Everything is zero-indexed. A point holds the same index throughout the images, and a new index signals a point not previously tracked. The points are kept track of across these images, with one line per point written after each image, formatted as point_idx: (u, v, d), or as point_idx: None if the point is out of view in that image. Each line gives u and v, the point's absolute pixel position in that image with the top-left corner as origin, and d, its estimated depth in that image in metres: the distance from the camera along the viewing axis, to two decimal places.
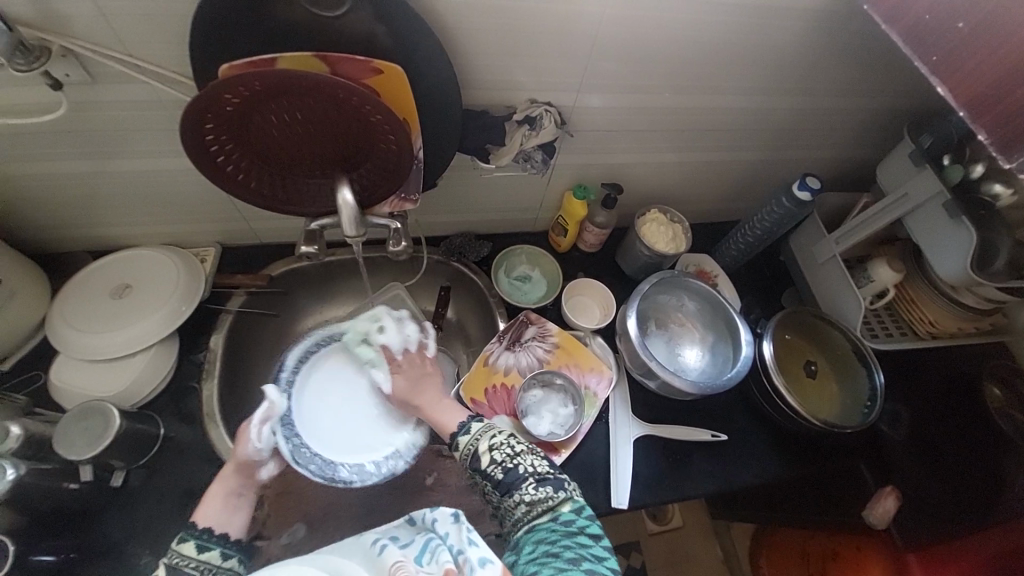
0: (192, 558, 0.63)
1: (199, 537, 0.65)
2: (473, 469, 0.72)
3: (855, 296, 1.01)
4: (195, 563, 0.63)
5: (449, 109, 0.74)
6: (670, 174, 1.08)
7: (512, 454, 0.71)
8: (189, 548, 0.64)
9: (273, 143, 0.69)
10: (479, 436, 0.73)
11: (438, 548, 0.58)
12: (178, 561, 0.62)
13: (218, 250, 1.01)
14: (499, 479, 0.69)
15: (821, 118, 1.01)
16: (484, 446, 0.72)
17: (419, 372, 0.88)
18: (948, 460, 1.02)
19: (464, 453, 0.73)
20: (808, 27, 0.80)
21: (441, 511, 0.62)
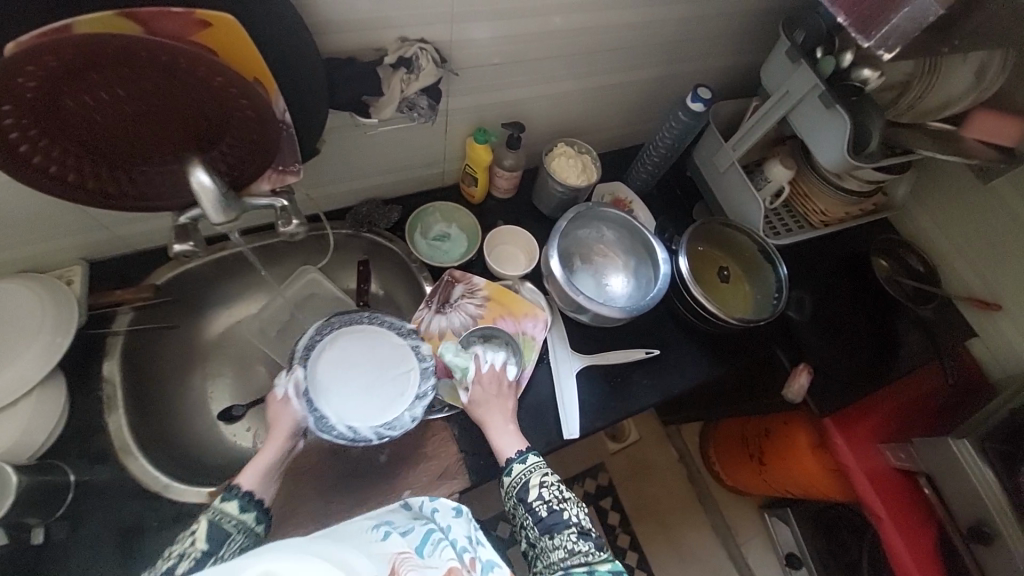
0: (233, 516, 0.69)
1: (244, 499, 0.71)
2: (518, 499, 0.77)
3: (755, 197, 1.07)
4: (235, 522, 0.69)
5: (307, 62, 0.65)
6: (571, 103, 1.05)
7: (559, 499, 0.77)
8: (234, 508, 0.70)
9: (100, 129, 0.58)
10: (532, 473, 0.78)
11: (441, 542, 0.65)
12: (223, 519, 0.69)
13: (84, 267, 0.87)
14: (541, 518, 0.76)
15: (705, 26, 1.01)
16: (537, 483, 0.78)
17: (495, 390, 0.87)
18: (846, 329, 1.14)
19: (513, 482, 0.78)
20: None
21: (442, 505, 0.72)
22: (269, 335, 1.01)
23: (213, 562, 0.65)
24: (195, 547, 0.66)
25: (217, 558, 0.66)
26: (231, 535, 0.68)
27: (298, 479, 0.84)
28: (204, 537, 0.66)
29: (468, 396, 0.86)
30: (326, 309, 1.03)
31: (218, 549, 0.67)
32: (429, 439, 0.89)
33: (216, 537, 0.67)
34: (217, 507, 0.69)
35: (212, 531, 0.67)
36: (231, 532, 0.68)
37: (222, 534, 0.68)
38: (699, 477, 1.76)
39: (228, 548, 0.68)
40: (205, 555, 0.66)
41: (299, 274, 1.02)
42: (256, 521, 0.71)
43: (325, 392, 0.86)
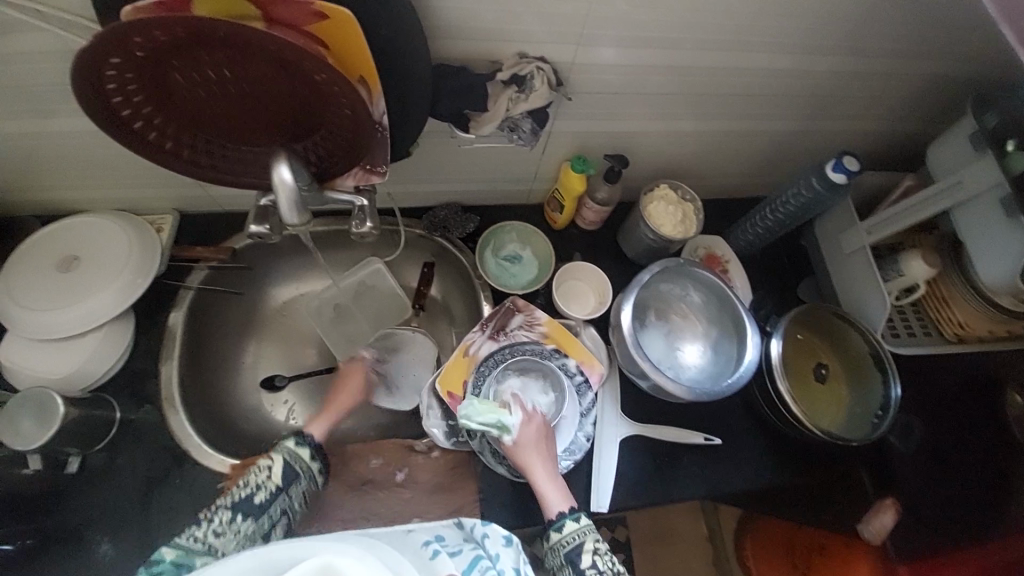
0: (306, 460, 0.76)
1: (315, 448, 0.77)
2: (567, 562, 0.68)
3: (880, 292, 0.91)
4: (304, 465, 0.76)
5: (414, 65, 0.61)
6: (686, 144, 0.94)
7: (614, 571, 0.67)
8: (306, 454, 0.76)
9: (203, 106, 0.58)
10: (585, 537, 0.69)
11: None
12: (295, 461, 0.75)
13: (175, 218, 0.91)
14: None
15: (866, 84, 0.86)
16: (588, 549, 0.68)
17: (536, 437, 0.77)
18: (953, 467, 0.95)
19: (562, 542, 0.69)
20: None
21: (493, 530, 0.63)
22: (325, 315, 1.02)
23: (282, 497, 0.72)
24: (271, 482, 0.72)
25: (286, 493, 0.73)
26: (300, 476, 0.75)
27: None
28: (279, 473, 0.73)
29: (512, 441, 0.76)
30: (384, 303, 1.03)
31: (288, 486, 0.73)
32: (449, 470, 0.85)
33: (288, 474, 0.74)
34: (292, 449, 0.76)
35: (285, 470, 0.74)
36: (300, 474, 0.75)
37: (292, 474, 0.74)
38: (726, 566, 1.60)
39: (294, 489, 0.74)
40: (277, 489, 0.72)
41: (365, 263, 1.00)
42: (319, 466, 0.77)
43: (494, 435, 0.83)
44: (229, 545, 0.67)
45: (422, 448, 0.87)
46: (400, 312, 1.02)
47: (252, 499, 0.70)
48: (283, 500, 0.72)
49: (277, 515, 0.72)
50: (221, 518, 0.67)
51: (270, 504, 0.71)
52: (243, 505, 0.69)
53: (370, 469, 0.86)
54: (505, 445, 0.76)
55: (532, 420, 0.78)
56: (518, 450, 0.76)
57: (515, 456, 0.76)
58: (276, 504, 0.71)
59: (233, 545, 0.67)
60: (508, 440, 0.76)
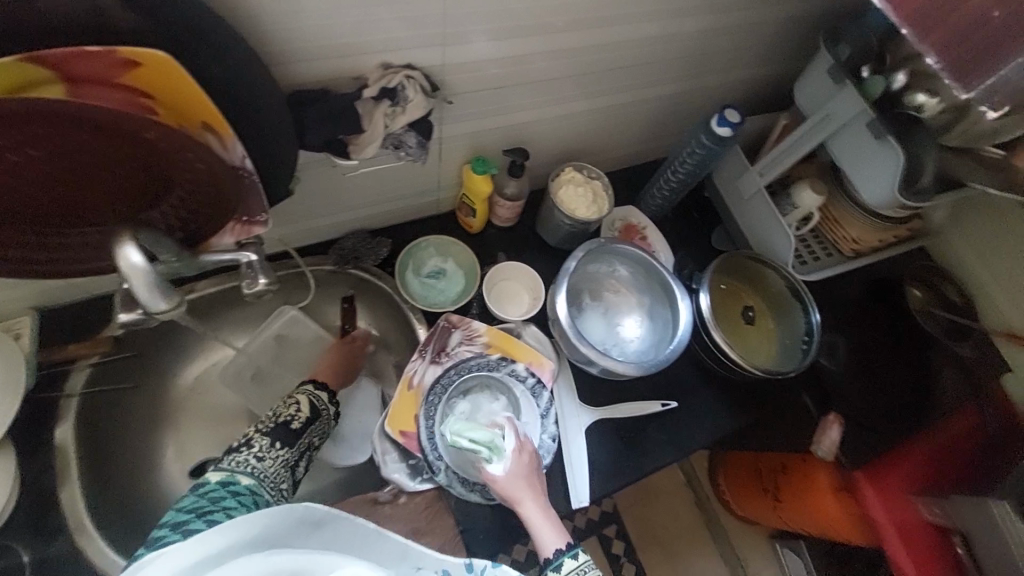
0: (328, 398, 0.80)
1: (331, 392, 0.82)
2: None
3: (784, 228, 0.97)
4: (326, 405, 0.80)
5: (268, 98, 0.55)
6: (580, 123, 0.93)
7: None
8: (325, 395, 0.81)
9: (18, 194, 0.49)
10: (587, 575, 0.64)
11: None
12: (317, 401, 0.79)
13: (36, 317, 0.78)
14: None
15: (730, 36, 0.89)
16: None
17: (527, 465, 0.72)
18: (878, 367, 1.04)
19: None
20: None
21: (504, 573, 0.58)
22: (243, 379, 0.92)
23: (307, 433, 0.75)
24: (301, 414, 0.75)
25: (311, 430, 0.76)
26: (323, 415, 0.78)
27: None
28: (308, 409, 0.76)
29: (502, 472, 0.71)
30: (311, 353, 0.94)
31: (314, 423, 0.76)
32: (421, 512, 0.80)
33: (314, 411, 0.77)
34: (312, 389, 0.80)
35: (310, 408, 0.77)
36: (325, 411, 0.79)
37: (315, 413, 0.77)
38: (709, 504, 1.68)
39: (318, 427, 0.77)
40: (308, 420, 0.76)
41: (279, 313, 0.91)
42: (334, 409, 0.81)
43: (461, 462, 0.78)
44: (270, 470, 0.69)
45: (387, 497, 0.81)
46: None
47: (287, 426, 0.73)
48: (308, 436, 0.75)
49: (307, 447, 0.74)
50: (261, 445, 0.70)
51: (302, 432, 0.74)
52: (279, 433, 0.72)
53: None
54: (492, 477, 0.71)
55: (523, 448, 0.74)
56: (507, 483, 0.70)
57: (504, 489, 0.70)
58: (307, 437, 0.75)
59: (271, 471, 0.69)
60: (497, 470, 0.71)
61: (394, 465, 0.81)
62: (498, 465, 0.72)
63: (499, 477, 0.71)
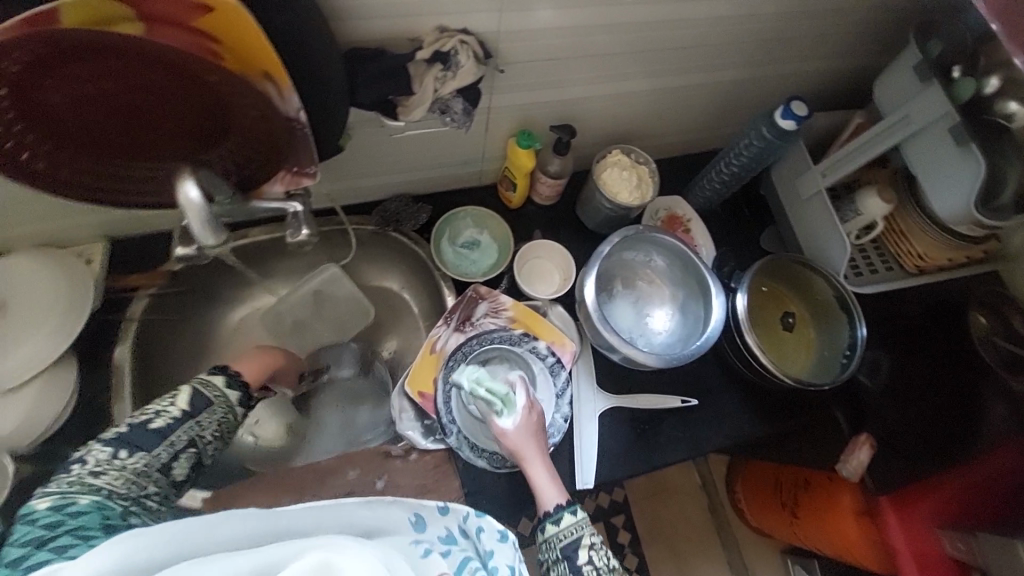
0: (220, 387, 0.73)
1: (230, 376, 0.76)
2: (563, 557, 0.64)
3: (841, 234, 0.91)
4: (219, 392, 0.73)
5: (326, 53, 0.56)
6: (634, 104, 0.90)
7: (610, 569, 0.63)
8: (220, 381, 0.74)
9: (93, 124, 0.53)
10: (582, 531, 0.65)
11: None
12: (205, 388, 0.72)
13: (106, 245, 0.86)
14: None
15: (807, 22, 0.83)
16: (585, 544, 0.64)
17: (536, 423, 0.73)
18: (922, 393, 0.98)
19: (560, 536, 0.65)
20: None
21: (488, 523, 0.63)
22: (282, 325, 0.97)
23: (191, 424, 0.68)
24: (175, 407, 0.67)
25: (196, 420, 0.68)
26: (211, 404, 0.71)
27: (295, 494, 0.81)
28: (185, 401, 0.69)
29: (512, 427, 0.72)
30: (345, 312, 0.97)
31: (199, 412, 0.69)
32: (429, 471, 0.83)
33: (198, 401, 0.70)
34: (201, 378, 0.73)
35: (193, 398, 0.70)
36: (213, 399, 0.71)
37: (201, 401, 0.70)
38: (722, 511, 1.65)
39: (207, 416, 0.70)
40: (183, 414, 0.68)
41: (321, 270, 0.94)
42: (235, 395, 0.75)
43: (470, 423, 0.81)
44: (119, 482, 0.60)
45: (399, 451, 0.84)
46: (362, 324, 0.98)
47: (146, 426, 0.65)
48: (191, 428, 0.67)
49: (186, 441, 0.67)
50: (100, 455, 0.61)
51: (173, 428, 0.66)
52: (132, 437, 0.63)
53: (349, 481, 0.82)
54: (502, 431, 0.71)
55: (533, 407, 0.74)
56: (515, 438, 0.71)
57: (511, 443, 0.71)
58: (180, 432, 0.66)
59: (121, 481, 0.60)
60: (507, 424, 0.72)
61: (410, 425, 0.84)
62: (508, 419, 0.72)
63: (509, 433, 0.71)
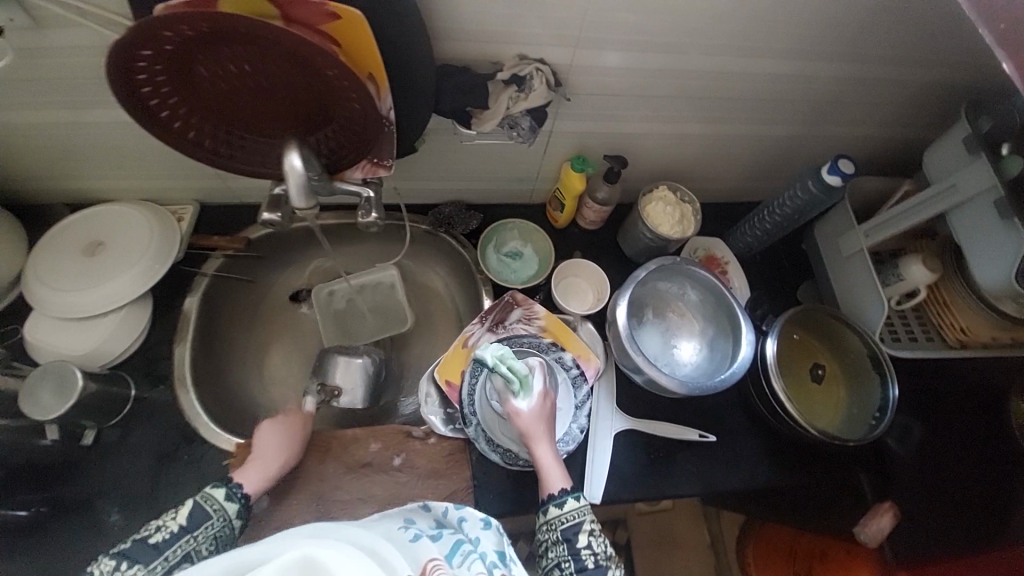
0: (217, 501, 0.72)
1: (230, 487, 0.74)
2: (563, 538, 0.72)
3: (879, 296, 0.92)
4: (217, 506, 0.72)
5: (422, 63, 0.65)
6: (684, 146, 0.96)
7: (606, 556, 0.71)
8: (220, 494, 0.73)
9: (225, 97, 0.62)
10: (584, 517, 0.73)
11: (471, 556, 0.64)
12: (205, 502, 0.72)
13: (196, 209, 0.97)
14: (587, 569, 0.70)
15: (860, 89, 0.88)
16: (585, 529, 0.72)
17: (548, 410, 0.78)
18: (953, 470, 0.95)
19: (563, 518, 0.73)
20: None
21: (470, 515, 0.71)
22: (331, 305, 1.04)
23: (186, 540, 0.69)
24: (173, 522, 0.69)
25: (191, 537, 0.69)
26: (209, 519, 0.71)
27: (317, 458, 0.86)
28: (184, 514, 0.70)
29: (527, 409, 0.76)
30: (388, 309, 1.05)
31: (195, 528, 0.70)
32: (444, 456, 0.87)
33: (196, 516, 0.70)
34: (204, 491, 0.73)
35: (192, 511, 0.70)
36: (211, 516, 0.71)
37: (200, 516, 0.70)
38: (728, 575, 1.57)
39: (203, 532, 0.70)
40: (179, 530, 0.69)
41: (382, 270, 1.03)
42: (237, 512, 0.73)
43: (487, 415, 0.86)
44: None
45: (420, 434, 0.89)
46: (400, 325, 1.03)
47: (146, 541, 0.67)
48: (186, 544, 0.68)
49: (186, 553, 0.68)
50: (103, 569, 0.65)
51: (167, 545, 0.68)
52: (131, 550, 0.66)
53: (369, 452, 0.87)
54: (519, 412, 0.76)
55: (547, 394, 0.79)
56: (528, 420, 0.76)
57: (524, 425, 0.76)
58: (175, 547, 0.68)
59: None
60: (522, 406, 0.76)
61: (433, 411, 0.89)
62: (524, 401, 0.77)
63: (523, 416, 0.76)
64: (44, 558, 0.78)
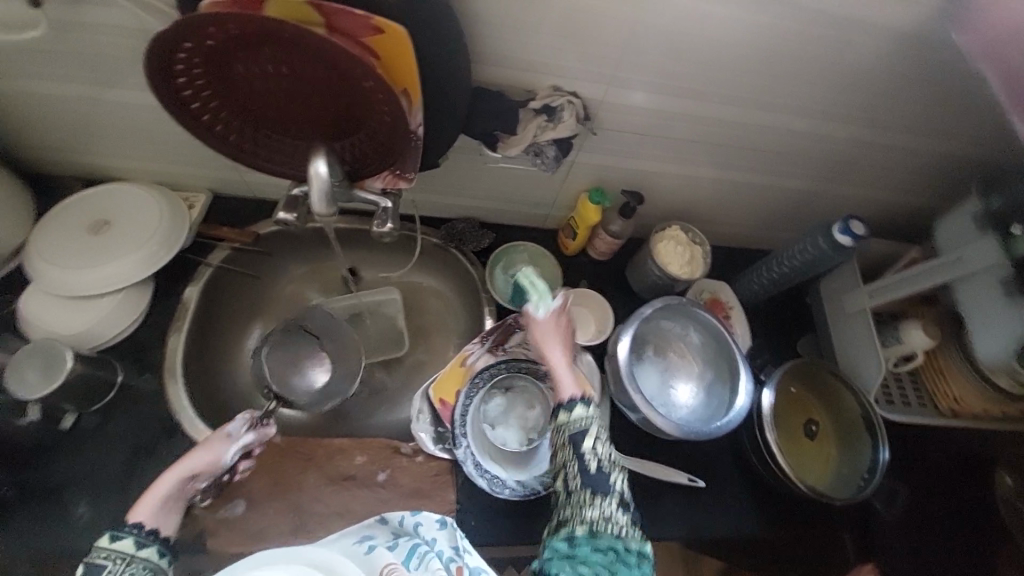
0: (105, 548, 0.59)
1: (119, 528, 0.61)
2: (570, 441, 0.64)
3: (876, 354, 0.93)
4: (108, 552, 0.59)
5: (457, 84, 0.65)
6: (700, 189, 0.98)
7: (610, 461, 0.64)
8: (106, 539, 0.60)
9: (256, 96, 0.61)
10: (592, 423, 0.65)
11: (427, 557, 0.58)
12: (97, 553, 0.59)
13: (208, 198, 0.96)
14: (591, 471, 0.62)
15: (875, 153, 0.90)
16: (593, 433, 0.64)
17: (564, 323, 0.77)
18: (935, 539, 0.95)
19: (569, 420, 0.66)
20: (876, 44, 0.70)
21: (425, 516, 0.63)
22: None
23: None
24: None
25: None
26: (107, 570, 0.58)
27: (300, 466, 0.84)
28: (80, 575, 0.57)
29: (542, 315, 0.76)
30: (387, 333, 1.03)
31: None
32: (429, 477, 0.85)
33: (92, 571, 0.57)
34: (95, 546, 0.60)
35: (88, 571, 0.57)
36: (104, 565, 0.58)
37: (95, 571, 0.57)
38: None
39: None
40: None
41: (384, 291, 1.02)
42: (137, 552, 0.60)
43: (477, 438, 0.86)
44: None
45: (408, 450, 0.87)
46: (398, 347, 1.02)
47: None
48: None
49: None
50: None
51: None
52: None
53: (354, 464, 0.85)
54: (535, 318, 0.76)
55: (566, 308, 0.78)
56: (543, 327, 0.75)
57: (538, 332, 0.75)
58: None
59: None
60: (539, 313, 0.76)
61: (423, 428, 0.87)
62: (541, 310, 0.77)
63: (539, 321, 0.76)
64: (3, 546, 0.75)
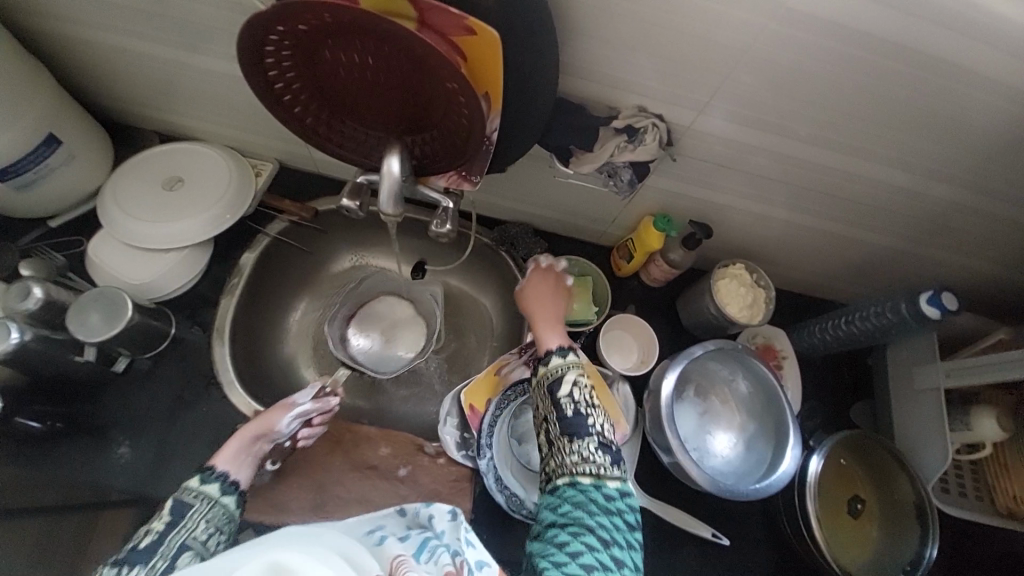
0: (193, 487, 0.62)
1: (206, 472, 0.64)
2: (548, 390, 0.69)
3: (944, 440, 0.84)
4: (196, 492, 0.62)
5: (541, 93, 0.62)
6: (774, 230, 0.91)
7: (588, 403, 0.66)
8: (195, 481, 0.63)
9: (339, 83, 0.60)
10: (569, 369, 0.70)
11: (436, 548, 0.52)
12: (183, 492, 0.61)
13: (274, 169, 0.98)
14: (566, 415, 0.65)
15: (984, 220, 0.81)
16: (570, 378, 0.69)
17: (541, 284, 0.86)
18: None
19: (548, 372, 0.71)
20: (1015, 105, 0.62)
21: (438, 508, 0.58)
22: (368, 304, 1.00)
23: (177, 532, 0.57)
24: (156, 524, 0.57)
25: (181, 527, 0.58)
26: (192, 504, 0.60)
27: (326, 446, 0.85)
28: (166, 510, 0.59)
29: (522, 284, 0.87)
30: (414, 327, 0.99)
31: (181, 519, 0.58)
32: (449, 480, 0.85)
33: (178, 508, 0.59)
34: (182, 487, 0.62)
35: (173, 506, 0.59)
36: (194, 503, 0.60)
37: (183, 507, 0.60)
38: None
39: (191, 518, 0.59)
40: (165, 527, 0.57)
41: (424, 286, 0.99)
42: (224, 501, 0.63)
43: (501, 452, 0.85)
44: None
45: (431, 450, 0.87)
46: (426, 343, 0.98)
47: (136, 547, 0.54)
48: (178, 536, 0.57)
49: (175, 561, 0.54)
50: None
51: (158, 546, 0.55)
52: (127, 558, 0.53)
53: (378, 455, 0.86)
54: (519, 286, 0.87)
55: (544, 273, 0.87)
56: (526, 293, 0.85)
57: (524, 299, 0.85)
58: (172, 542, 0.56)
59: None
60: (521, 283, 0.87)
61: (449, 429, 0.87)
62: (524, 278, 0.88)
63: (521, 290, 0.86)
64: (53, 472, 0.80)
